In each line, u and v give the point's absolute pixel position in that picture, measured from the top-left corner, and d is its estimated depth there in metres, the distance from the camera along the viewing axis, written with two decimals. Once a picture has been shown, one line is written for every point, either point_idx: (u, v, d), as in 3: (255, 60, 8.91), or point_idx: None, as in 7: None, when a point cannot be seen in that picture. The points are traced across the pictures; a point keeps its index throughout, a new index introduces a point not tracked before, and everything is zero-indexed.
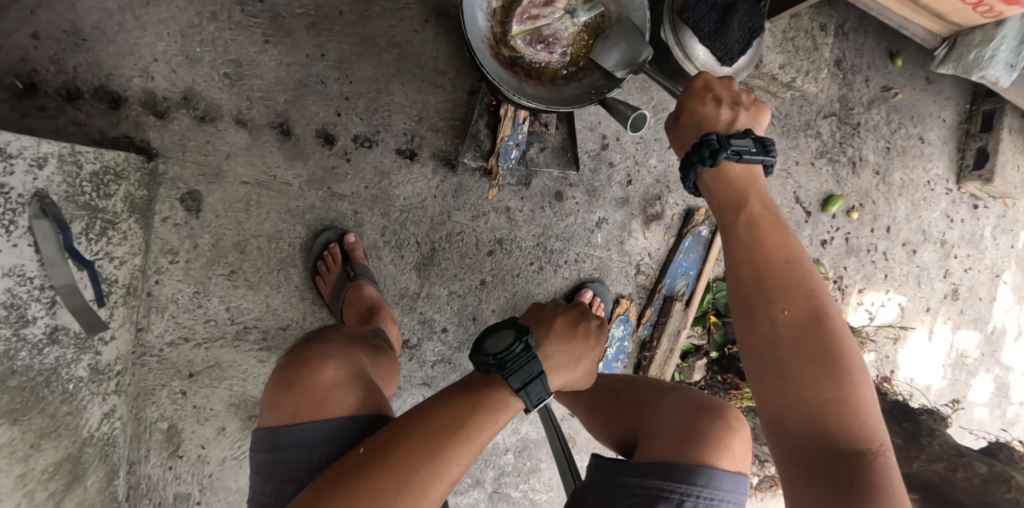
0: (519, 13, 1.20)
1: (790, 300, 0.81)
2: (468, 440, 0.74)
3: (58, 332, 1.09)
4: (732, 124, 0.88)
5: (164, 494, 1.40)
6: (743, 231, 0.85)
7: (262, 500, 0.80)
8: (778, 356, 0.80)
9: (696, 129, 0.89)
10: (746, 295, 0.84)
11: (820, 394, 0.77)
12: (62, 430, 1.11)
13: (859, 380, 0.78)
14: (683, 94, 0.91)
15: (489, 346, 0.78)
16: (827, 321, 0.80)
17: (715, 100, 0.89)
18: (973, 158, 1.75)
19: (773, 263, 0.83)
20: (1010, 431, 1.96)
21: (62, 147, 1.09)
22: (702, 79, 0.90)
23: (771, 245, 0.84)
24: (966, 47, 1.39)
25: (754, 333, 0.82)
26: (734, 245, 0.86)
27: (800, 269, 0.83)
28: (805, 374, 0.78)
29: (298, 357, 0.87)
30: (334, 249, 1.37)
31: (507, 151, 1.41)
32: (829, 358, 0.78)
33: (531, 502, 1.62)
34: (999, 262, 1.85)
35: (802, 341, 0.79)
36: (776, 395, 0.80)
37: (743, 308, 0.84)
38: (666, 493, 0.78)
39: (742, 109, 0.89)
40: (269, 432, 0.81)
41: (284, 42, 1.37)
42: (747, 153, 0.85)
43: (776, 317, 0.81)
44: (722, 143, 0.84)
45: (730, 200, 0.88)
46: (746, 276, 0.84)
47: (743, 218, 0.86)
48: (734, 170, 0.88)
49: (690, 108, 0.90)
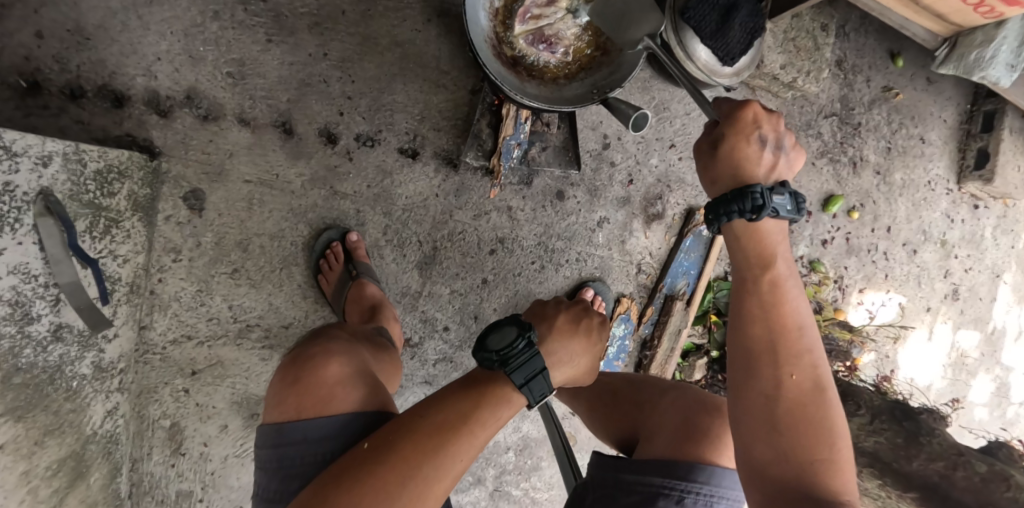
0: (521, 13, 1.20)
1: (796, 363, 0.78)
2: (472, 436, 0.74)
3: (62, 329, 1.10)
4: (773, 172, 0.78)
5: (166, 492, 1.40)
6: (761, 286, 0.79)
7: (267, 495, 0.80)
8: (775, 413, 0.78)
9: (733, 171, 0.78)
10: (751, 348, 0.80)
11: (810, 454, 0.76)
12: (66, 427, 1.11)
13: (844, 446, 0.78)
14: (728, 125, 0.76)
15: (491, 343, 0.79)
16: (825, 387, 0.79)
17: (760, 141, 0.76)
18: (974, 158, 1.75)
19: (787, 324, 0.79)
20: (1010, 431, 1.96)
21: (67, 145, 1.10)
22: (753, 112, 0.75)
23: (787, 304, 0.79)
24: (967, 47, 1.40)
25: (753, 387, 0.79)
26: (745, 297, 0.81)
27: (808, 333, 0.80)
28: (798, 434, 0.77)
29: (302, 353, 0.87)
30: (337, 248, 1.38)
31: (508, 151, 1.40)
32: (822, 424, 0.78)
33: (532, 501, 1.62)
34: (1000, 262, 1.86)
35: (802, 404, 0.78)
36: (765, 448, 0.77)
37: (747, 361, 0.80)
38: (667, 489, 0.79)
39: (782, 155, 0.79)
40: (275, 427, 0.81)
41: (287, 41, 1.37)
42: (784, 212, 0.77)
43: (780, 376, 0.78)
44: (767, 200, 0.75)
45: (752, 253, 0.80)
46: (756, 330, 0.80)
47: (763, 275, 0.79)
48: (766, 223, 0.78)
49: (731, 144, 0.76)
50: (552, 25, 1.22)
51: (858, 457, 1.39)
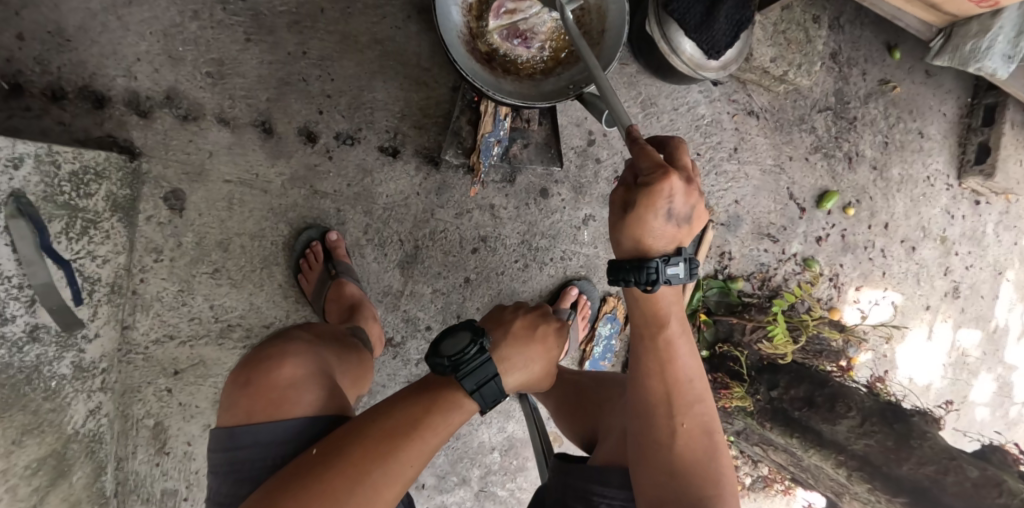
0: (496, 8, 1.19)
1: (687, 412, 0.81)
2: (422, 442, 0.73)
3: (39, 330, 1.11)
4: (675, 240, 0.75)
5: (152, 490, 1.41)
6: (656, 344, 0.80)
7: (220, 499, 0.79)
8: (669, 459, 0.78)
9: (635, 239, 0.74)
10: (647, 399, 0.81)
11: (701, 491, 0.77)
12: (46, 427, 1.12)
13: (731, 490, 0.80)
14: (642, 194, 0.70)
15: (444, 348, 0.77)
16: (714, 434, 0.82)
17: (667, 214, 0.72)
18: (975, 153, 1.70)
19: (678, 377, 0.81)
20: (1007, 433, 1.90)
21: (39, 147, 1.10)
22: (668, 187, 0.69)
23: (680, 359, 0.81)
24: (963, 38, 1.35)
25: (648, 434, 0.80)
26: (642, 352, 0.82)
27: (698, 385, 0.82)
28: (690, 474, 0.78)
29: (259, 354, 0.87)
30: (316, 247, 1.37)
31: (488, 148, 1.36)
32: (710, 469, 0.79)
33: (517, 501, 1.61)
34: (1002, 260, 1.80)
35: (692, 450, 0.79)
36: (660, 492, 0.77)
37: (643, 410, 0.81)
38: (607, 498, 0.83)
39: (688, 220, 0.74)
40: (226, 431, 0.81)
41: (266, 40, 1.37)
42: (676, 282, 0.75)
43: (673, 423, 0.80)
44: (660, 274, 0.74)
45: (650, 316, 0.80)
46: (652, 382, 0.81)
47: (660, 333, 0.80)
48: (660, 291, 0.76)
49: (638, 214, 0.71)
50: (526, 20, 1.20)
51: (848, 461, 1.35)
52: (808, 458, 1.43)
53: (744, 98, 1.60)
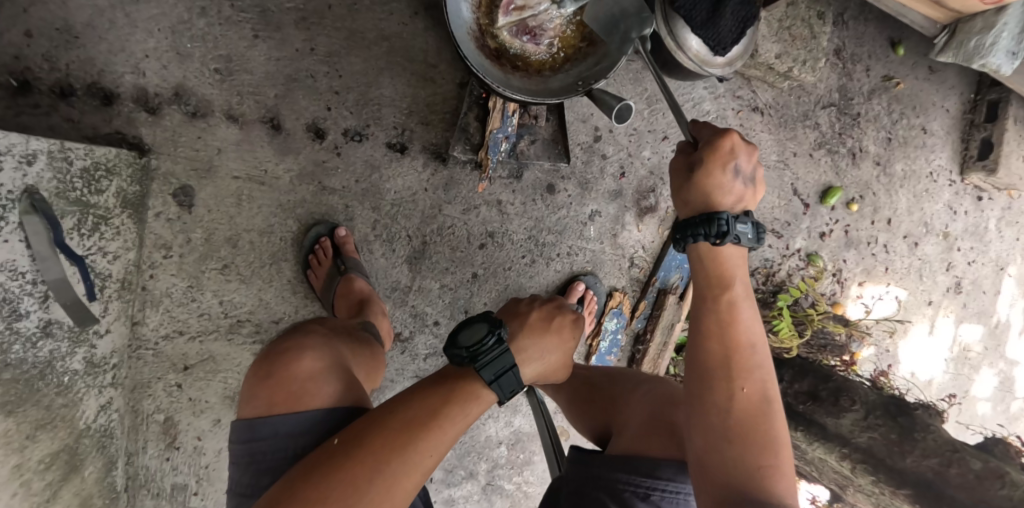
0: (506, 4, 1.16)
1: (747, 376, 0.80)
2: (441, 433, 0.74)
3: (52, 326, 1.11)
4: (742, 200, 0.80)
5: (162, 484, 1.43)
6: (719, 306, 0.82)
7: (239, 490, 0.81)
8: (726, 420, 0.78)
9: (703, 196, 0.79)
10: (707, 362, 0.81)
11: (758, 458, 0.76)
12: (58, 422, 1.13)
13: (786, 458, 0.78)
14: (706, 150, 0.77)
15: (462, 339, 0.78)
16: (773, 402, 0.80)
17: (733, 170, 0.78)
18: (978, 149, 1.70)
19: (738, 339, 0.81)
20: (1011, 427, 1.91)
21: (51, 143, 1.11)
22: (731, 143, 0.76)
23: (741, 322, 0.82)
24: (967, 34, 1.36)
25: (706, 398, 0.80)
26: (704, 314, 0.83)
27: (758, 351, 0.82)
28: (747, 440, 0.77)
29: (276, 348, 0.87)
30: (325, 243, 1.38)
31: (496, 144, 1.38)
32: (766, 434, 0.78)
33: (524, 495, 1.62)
34: (1004, 255, 1.82)
35: (749, 415, 0.78)
36: (713, 451, 0.77)
37: (701, 373, 0.81)
38: (632, 486, 0.85)
39: (751, 183, 0.80)
40: (246, 424, 0.82)
41: (274, 36, 1.37)
42: (744, 239, 0.79)
43: (731, 387, 0.79)
44: (730, 228, 0.78)
45: (713, 276, 0.83)
46: (712, 344, 0.81)
47: (723, 293, 0.82)
48: (726, 248, 0.81)
49: (706, 170, 0.78)
50: (536, 16, 1.18)
51: (852, 453, 1.40)
52: (812, 451, 1.45)
53: (749, 94, 1.60)
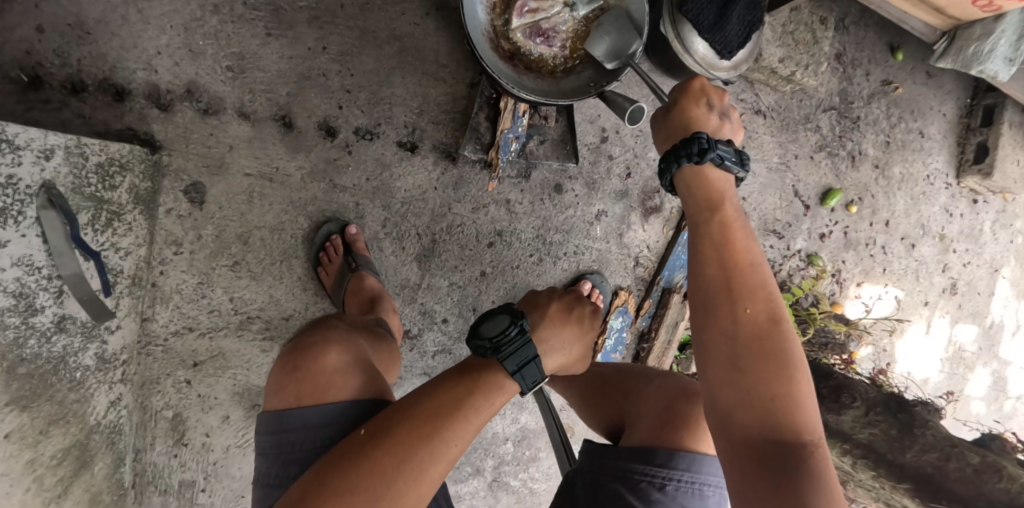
0: (518, 7, 1.19)
1: (751, 297, 0.76)
2: (467, 422, 0.75)
3: (65, 321, 1.11)
4: (720, 132, 0.82)
5: (170, 481, 1.43)
6: (710, 229, 0.79)
7: (268, 480, 0.84)
8: (735, 351, 0.75)
9: (683, 127, 0.81)
10: (707, 289, 0.77)
11: (771, 385, 0.73)
12: (70, 417, 1.13)
13: (805, 383, 0.75)
14: (679, 90, 0.82)
15: (484, 330, 0.80)
16: (781, 321, 0.76)
17: (708, 104, 0.81)
18: (974, 153, 1.75)
19: (739, 261, 0.77)
20: (1004, 423, 1.97)
21: (67, 139, 1.11)
22: (701, 82, 0.81)
23: (739, 242, 0.79)
24: (966, 41, 1.39)
25: (711, 329, 0.76)
26: (700, 243, 0.80)
27: (760, 270, 0.78)
28: (756, 367, 0.73)
29: (302, 342, 0.91)
30: (336, 241, 1.39)
31: (507, 144, 1.41)
32: (781, 358, 0.74)
33: (530, 491, 1.64)
34: (998, 257, 1.86)
35: (759, 340, 0.74)
36: (728, 389, 0.75)
37: (703, 303, 0.78)
38: (648, 476, 0.87)
39: (728, 121, 0.83)
40: (275, 415, 0.85)
41: (286, 35, 1.38)
42: (728, 161, 0.79)
43: (736, 311, 0.75)
44: (711, 144, 0.78)
45: (704, 200, 0.81)
46: (711, 270, 0.77)
47: (714, 217, 0.79)
48: (712, 173, 0.80)
49: (681, 104, 0.81)
50: (549, 19, 1.21)
51: (853, 449, 1.57)
52: None
53: (753, 97, 1.63)
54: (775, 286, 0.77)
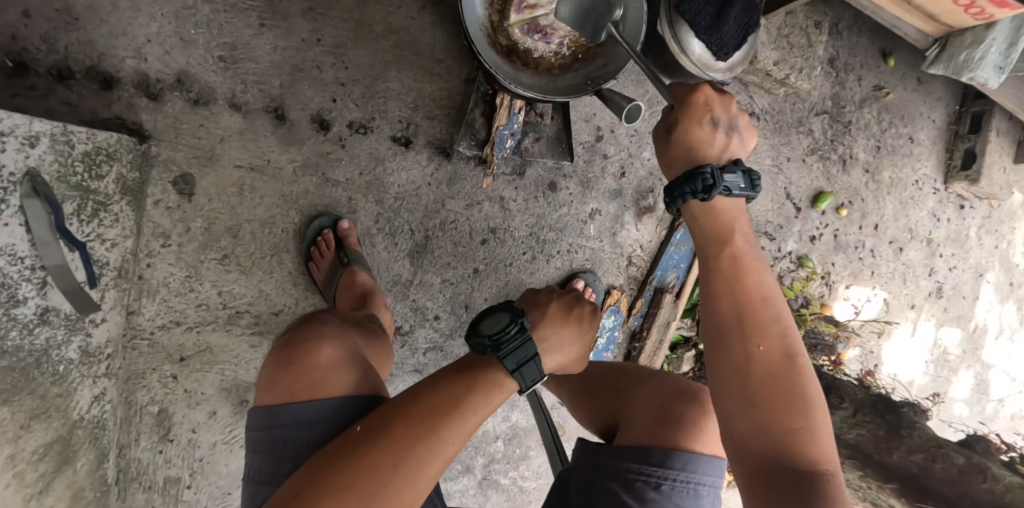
0: (518, 2, 1.20)
1: (764, 334, 0.77)
2: (465, 420, 0.75)
3: (49, 313, 1.09)
4: (724, 150, 0.80)
5: (154, 478, 1.40)
6: (722, 264, 0.81)
7: (260, 477, 0.83)
8: (748, 383, 0.76)
9: (686, 151, 0.80)
10: (720, 324, 0.79)
11: (784, 418, 0.74)
12: (53, 412, 1.10)
13: (821, 416, 0.76)
14: (679, 106, 0.78)
15: (484, 327, 0.80)
16: (795, 359, 0.78)
17: (710, 124, 0.78)
18: (961, 159, 1.78)
19: (751, 297, 0.79)
20: (988, 425, 2.00)
21: (54, 126, 1.09)
22: (703, 95, 0.77)
23: (751, 277, 0.80)
24: (957, 48, 1.41)
25: (725, 360, 0.78)
26: (710, 276, 0.82)
27: (774, 306, 0.80)
28: (770, 401, 0.75)
29: (296, 336, 0.90)
30: (328, 235, 1.37)
31: (502, 141, 1.39)
32: (796, 391, 0.76)
33: (520, 489, 1.63)
34: (983, 262, 1.89)
35: (772, 374, 0.76)
36: (741, 417, 0.76)
37: (716, 336, 0.80)
38: (643, 476, 0.87)
39: (735, 136, 0.81)
40: (267, 410, 0.84)
41: (280, 26, 1.35)
42: (734, 191, 0.78)
43: (748, 346, 0.77)
44: (717, 179, 0.77)
45: (714, 233, 0.82)
46: (723, 304, 0.80)
47: (724, 251, 0.81)
48: (720, 202, 0.80)
49: (683, 127, 0.78)
50: (547, 16, 1.22)
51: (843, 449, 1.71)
52: None
53: (747, 99, 1.64)
54: (790, 322, 0.79)
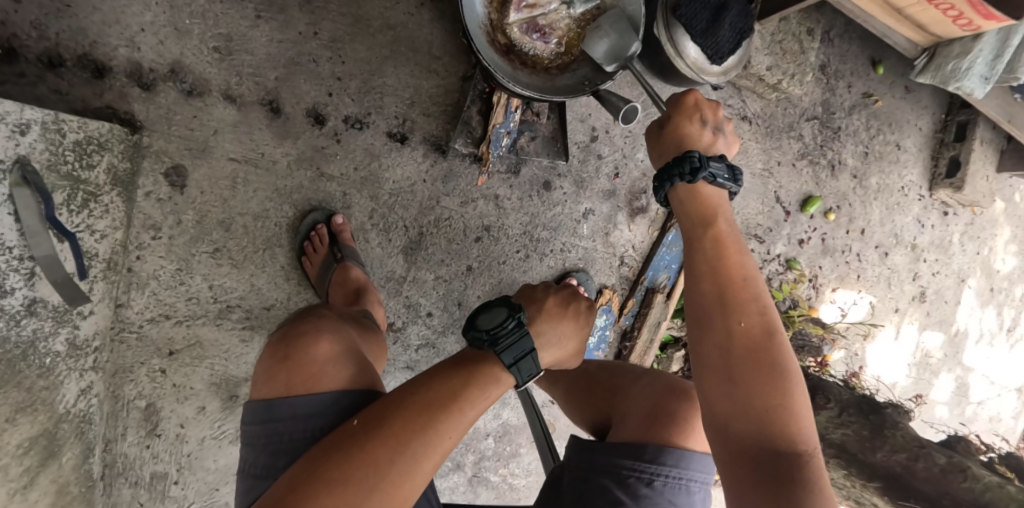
0: (518, 2, 1.20)
1: (745, 311, 0.78)
2: (462, 414, 0.75)
3: (37, 304, 1.07)
4: (711, 147, 0.84)
5: (141, 473, 1.37)
6: (705, 245, 0.82)
7: (255, 471, 0.82)
8: (729, 362, 0.77)
9: (677, 143, 0.84)
10: (702, 303, 0.80)
11: (766, 396, 0.75)
12: (39, 405, 1.08)
13: (800, 393, 0.77)
14: (672, 106, 0.84)
15: (482, 322, 0.80)
16: (775, 336, 0.78)
17: (701, 121, 0.84)
18: (946, 167, 1.82)
19: (733, 276, 0.80)
20: (968, 426, 2.06)
21: (45, 114, 1.08)
22: (694, 96, 0.83)
23: (732, 257, 0.81)
24: (945, 58, 1.45)
25: (706, 339, 0.79)
26: (694, 257, 0.82)
27: (756, 285, 0.81)
28: (752, 379, 0.75)
29: (293, 330, 0.89)
30: (322, 230, 1.36)
31: (498, 139, 1.39)
32: (776, 369, 0.77)
33: (510, 486, 1.64)
34: (965, 267, 1.94)
35: (753, 352, 0.77)
36: (724, 397, 0.76)
37: (699, 315, 0.80)
38: (636, 472, 0.88)
39: (721, 137, 0.86)
40: (263, 404, 0.84)
41: (277, 18, 1.34)
42: (720, 178, 0.82)
43: (730, 324, 0.78)
44: (704, 163, 0.80)
45: (699, 217, 0.84)
46: (705, 284, 0.80)
47: (708, 234, 0.82)
48: (705, 189, 0.83)
49: (674, 123, 0.84)
50: (546, 15, 1.22)
51: (828, 449, 1.72)
52: None
53: (739, 102, 1.65)
54: (771, 301, 0.80)
